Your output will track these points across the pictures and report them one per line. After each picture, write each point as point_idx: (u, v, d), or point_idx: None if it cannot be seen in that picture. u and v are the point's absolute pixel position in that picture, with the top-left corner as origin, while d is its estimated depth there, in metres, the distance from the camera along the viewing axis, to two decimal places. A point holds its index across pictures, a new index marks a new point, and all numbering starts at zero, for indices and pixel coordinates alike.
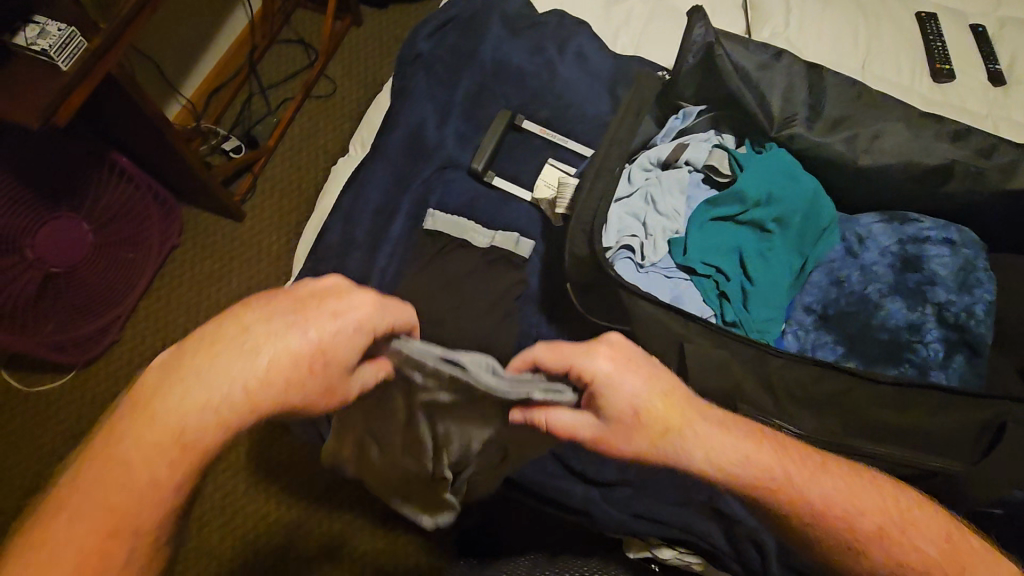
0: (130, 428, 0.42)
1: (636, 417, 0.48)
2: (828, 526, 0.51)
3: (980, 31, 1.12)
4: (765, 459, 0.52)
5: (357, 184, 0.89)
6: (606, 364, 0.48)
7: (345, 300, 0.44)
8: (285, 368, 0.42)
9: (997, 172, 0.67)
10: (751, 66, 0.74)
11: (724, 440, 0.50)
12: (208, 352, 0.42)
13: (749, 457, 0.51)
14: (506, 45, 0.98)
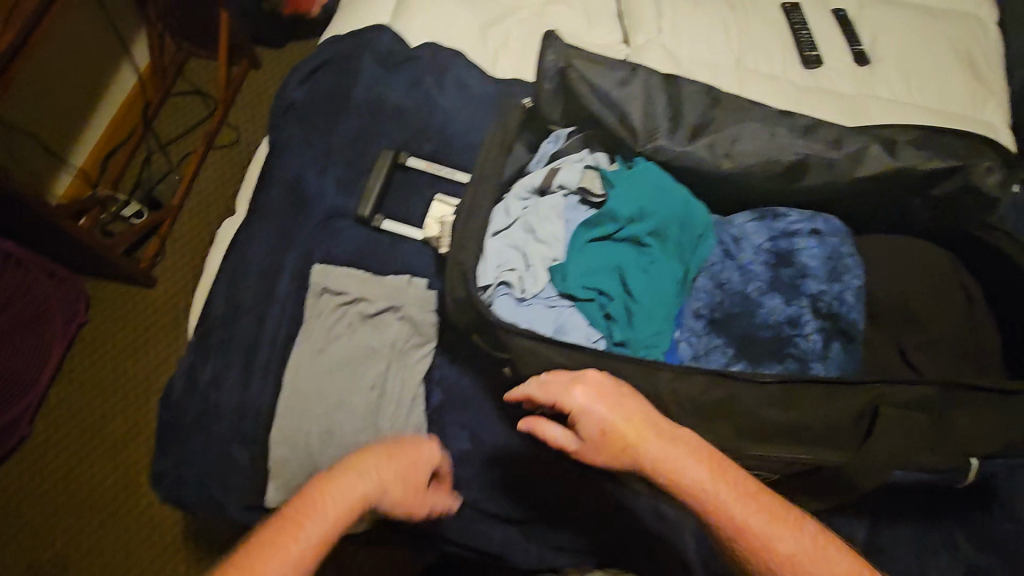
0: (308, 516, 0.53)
1: (602, 434, 0.55)
2: (739, 535, 0.52)
3: (841, 15, 1.17)
4: (690, 470, 0.54)
5: (238, 248, 0.86)
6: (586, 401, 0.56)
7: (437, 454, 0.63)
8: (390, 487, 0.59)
9: (848, 161, 0.70)
10: (607, 83, 0.74)
11: (673, 454, 0.55)
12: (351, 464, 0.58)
13: (684, 462, 0.54)
14: (380, 83, 0.96)
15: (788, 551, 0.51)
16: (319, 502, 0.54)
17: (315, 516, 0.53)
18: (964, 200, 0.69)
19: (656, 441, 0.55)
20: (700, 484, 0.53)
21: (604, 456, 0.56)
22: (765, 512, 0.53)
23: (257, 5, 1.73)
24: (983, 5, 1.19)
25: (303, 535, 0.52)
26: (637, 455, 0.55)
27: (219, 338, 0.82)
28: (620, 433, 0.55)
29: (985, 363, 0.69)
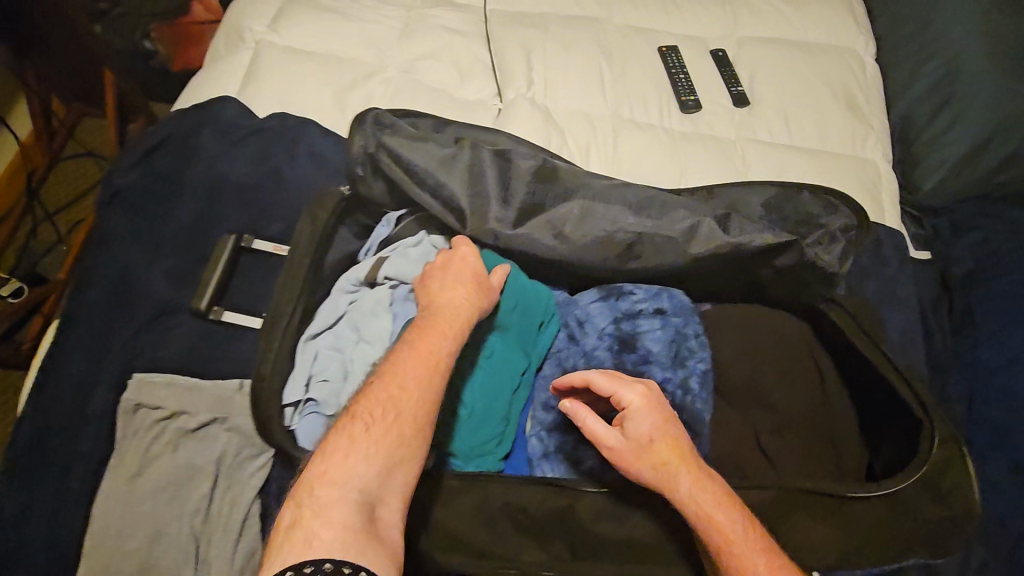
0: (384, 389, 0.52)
1: (648, 443, 0.53)
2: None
3: (720, 55, 1.14)
4: (688, 482, 0.52)
5: (53, 358, 0.78)
6: (633, 398, 0.55)
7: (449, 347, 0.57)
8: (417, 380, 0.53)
9: (680, 238, 0.66)
10: (428, 166, 0.68)
11: (697, 478, 0.52)
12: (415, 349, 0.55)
13: (711, 505, 0.51)
14: (221, 162, 0.90)
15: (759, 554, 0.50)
16: (417, 337, 0.56)
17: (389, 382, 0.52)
18: (803, 271, 0.66)
19: (686, 459, 0.53)
20: (700, 493, 0.52)
21: (636, 460, 0.53)
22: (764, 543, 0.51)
23: (144, 62, 1.65)
24: (862, 37, 1.18)
25: (411, 390, 0.52)
26: (666, 470, 0.52)
27: (28, 463, 0.74)
28: (663, 437, 0.54)
29: (842, 447, 0.63)
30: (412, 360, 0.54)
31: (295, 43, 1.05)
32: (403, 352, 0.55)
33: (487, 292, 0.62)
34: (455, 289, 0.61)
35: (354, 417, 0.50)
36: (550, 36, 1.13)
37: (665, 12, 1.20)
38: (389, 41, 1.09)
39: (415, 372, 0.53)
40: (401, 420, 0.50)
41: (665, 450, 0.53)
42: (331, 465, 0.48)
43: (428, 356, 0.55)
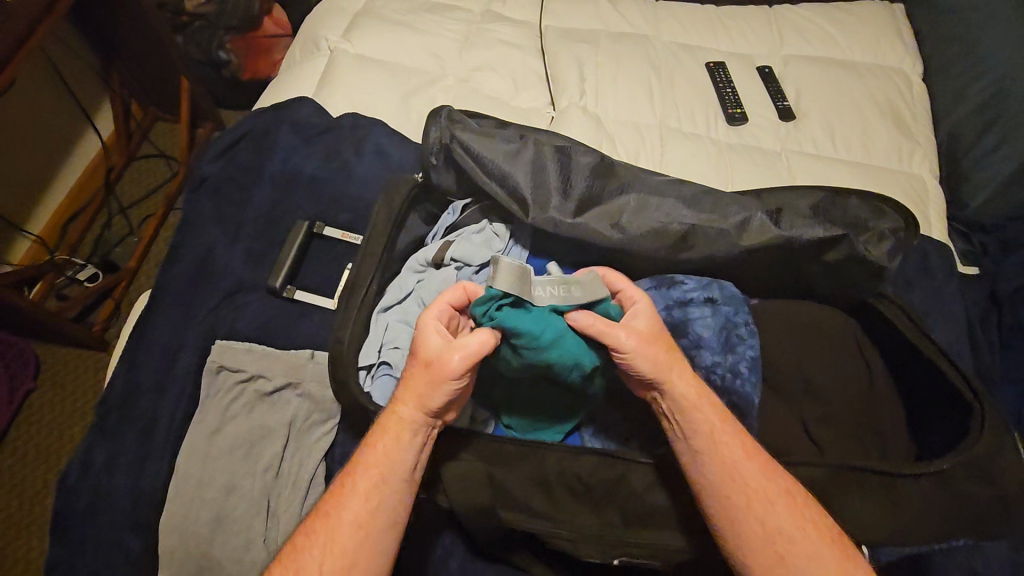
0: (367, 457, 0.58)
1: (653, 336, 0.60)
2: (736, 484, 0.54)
3: (766, 72, 1.19)
4: (685, 379, 0.58)
5: (142, 324, 0.85)
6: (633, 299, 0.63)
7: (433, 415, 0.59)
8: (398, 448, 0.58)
9: (732, 231, 0.69)
10: (495, 157, 0.74)
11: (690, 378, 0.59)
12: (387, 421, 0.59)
13: (707, 412, 0.57)
14: (296, 155, 0.97)
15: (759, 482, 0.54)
16: (376, 434, 0.59)
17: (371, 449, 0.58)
18: (853, 266, 0.68)
19: (680, 362, 0.59)
20: (696, 394, 0.58)
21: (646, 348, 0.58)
22: (764, 470, 0.55)
23: (215, 71, 1.79)
24: (908, 57, 1.21)
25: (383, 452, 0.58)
26: (658, 359, 0.58)
27: (116, 418, 0.80)
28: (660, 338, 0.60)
29: (888, 435, 0.65)
30: (358, 463, 0.58)
31: (365, 52, 1.13)
32: (361, 448, 0.60)
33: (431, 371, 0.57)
34: (410, 369, 0.60)
35: (325, 500, 0.58)
36: (601, 50, 1.20)
37: (713, 31, 1.25)
38: (451, 52, 1.17)
39: (360, 476, 0.57)
40: (340, 525, 0.55)
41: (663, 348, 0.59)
42: (316, 537, 0.56)
43: (391, 451, 0.58)
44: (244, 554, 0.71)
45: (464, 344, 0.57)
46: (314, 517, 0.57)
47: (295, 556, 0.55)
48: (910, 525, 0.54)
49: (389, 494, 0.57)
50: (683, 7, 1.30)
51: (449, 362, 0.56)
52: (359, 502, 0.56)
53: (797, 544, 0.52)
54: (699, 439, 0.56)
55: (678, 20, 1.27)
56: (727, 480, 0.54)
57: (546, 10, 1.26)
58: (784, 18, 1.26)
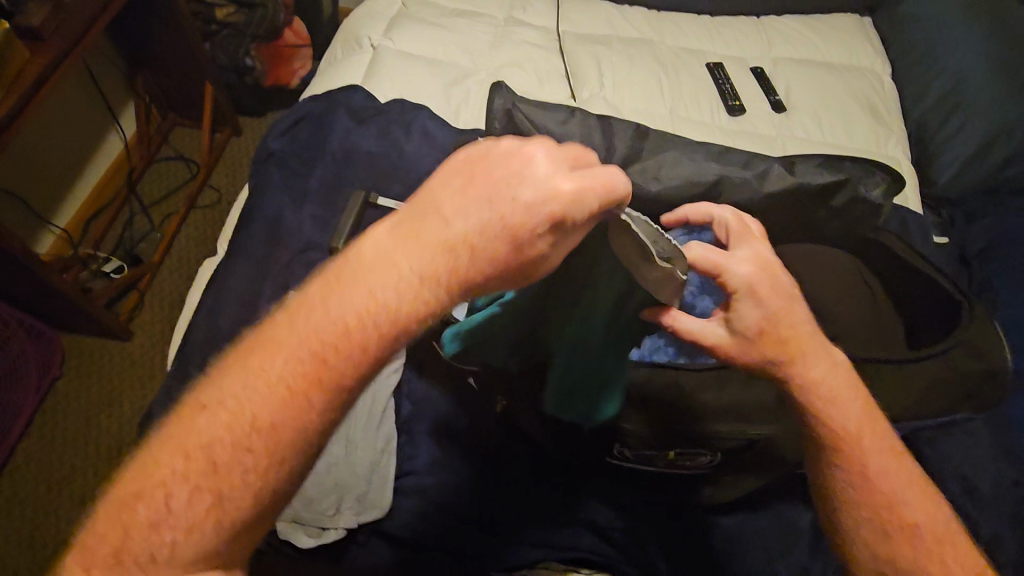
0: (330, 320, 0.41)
1: (762, 327, 0.60)
2: (854, 463, 0.60)
3: (759, 72, 1.34)
4: (818, 373, 0.61)
5: (219, 279, 0.92)
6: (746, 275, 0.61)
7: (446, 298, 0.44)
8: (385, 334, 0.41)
9: (755, 179, 0.81)
10: (548, 123, 0.85)
11: (823, 371, 0.61)
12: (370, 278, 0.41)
13: (835, 396, 0.61)
14: (353, 134, 1.08)
15: (889, 491, 0.60)
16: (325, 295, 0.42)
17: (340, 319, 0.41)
18: (857, 208, 0.82)
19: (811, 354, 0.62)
20: (829, 390, 0.61)
21: (755, 337, 0.60)
22: (885, 458, 0.61)
23: (239, 77, 1.89)
24: (878, 60, 1.39)
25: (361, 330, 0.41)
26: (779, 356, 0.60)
27: (199, 361, 0.87)
28: (774, 326, 0.61)
29: (890, 337, 0.79)
30: (297, 335, 0.41)
31: (405, 48, 1.25)
32: (305, 310, 0.42)
33: (524, 258, 0.42)
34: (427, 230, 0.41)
35: (240, 371, 0.41)
36: (614, 51, 1.34)
37: (710, 36, 1.41)
38: (481, 50, 1.29)
39: (300, 352, 0.41)
40: (260, 417, 0.40)
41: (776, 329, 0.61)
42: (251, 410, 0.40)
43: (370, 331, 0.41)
44: (330, 475, 0.79)
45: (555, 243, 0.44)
46: (219, 400, 0.41)
47: (190, 440, 0.40)
48: (914, 399, 0.68)
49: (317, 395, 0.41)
50: (682, 16, 1.47)
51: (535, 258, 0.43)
52: (299, 393, 0.40)
53: (912, 530, 0.59)
54: (829, 440, 0.60)
55: (679, 27, 1.43)
56: (853, 472, 0.60)
57: (562, 17, 1.41)
58: (771, 27, 1.44)
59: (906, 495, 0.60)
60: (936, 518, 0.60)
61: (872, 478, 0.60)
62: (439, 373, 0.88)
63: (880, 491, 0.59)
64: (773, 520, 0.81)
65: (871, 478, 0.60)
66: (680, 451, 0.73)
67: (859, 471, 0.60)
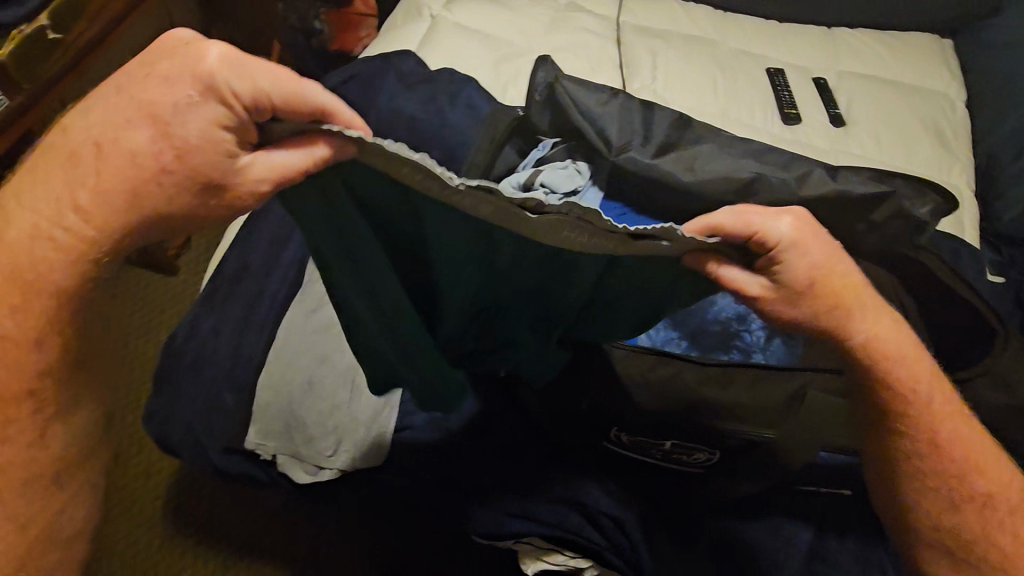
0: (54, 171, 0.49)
1: (811, 283, 0.53)
2: (925, 434, 0.60)
3: (821, 83, 1.30)
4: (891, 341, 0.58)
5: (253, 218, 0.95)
6: (783, 230, 0.52)
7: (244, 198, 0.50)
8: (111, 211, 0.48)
9: (795, 181, 0.79)
10: (590, 103, 0.85)
11: (886, 333, 0.58)
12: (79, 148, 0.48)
13: (902, 360, 0.59)
14: (399, 98, 1.10)
15: (963, 459, 0.61)
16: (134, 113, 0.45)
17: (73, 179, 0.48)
18: (895, 225, 0.78)
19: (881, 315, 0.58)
20: (899, 362, 0.59)
21: (808, 298, 0.54)
22: (958, 428, 0.62)
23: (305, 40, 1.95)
24: (953, 84, 1.32)
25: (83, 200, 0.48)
26: (838, 315, 0.55)
27: (223, 292, 0.90)
28: (825, 276, 0.54)
29: None
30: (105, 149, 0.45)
31: (462, 21, 1.26)
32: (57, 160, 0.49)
33: (205, 154, 0.44)
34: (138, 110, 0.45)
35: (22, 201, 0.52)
36: (672, 46, 1.32)
37: (774, 42, 1.37)
38: (537, 31, 1.29)
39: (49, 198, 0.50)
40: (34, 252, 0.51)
41: (825, 282, 0.54)
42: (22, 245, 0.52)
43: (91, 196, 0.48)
44: (333, 415, 0.82)
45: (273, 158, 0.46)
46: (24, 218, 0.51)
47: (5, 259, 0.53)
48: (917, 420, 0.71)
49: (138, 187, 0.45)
50: (748, 19, 1.43)
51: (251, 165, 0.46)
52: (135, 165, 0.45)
53: (982, 497, 0.62)
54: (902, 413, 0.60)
55: (743, 30, 1.39)
56: (926, 449, 0.61)
57: (624, 7, 1.39)
58: (840, 39, 1.39)
59: (981, 462, 0.62)
60: (1005, 479, 0.63)
61: (946, 452, 0.61)
62: None
63: (957, 462, 0.61)
64: (767, 533, 0.78)
65: (950, 456, 0.61)
66: (675, 444, 0.71)
67: (941, 440, 0.61)
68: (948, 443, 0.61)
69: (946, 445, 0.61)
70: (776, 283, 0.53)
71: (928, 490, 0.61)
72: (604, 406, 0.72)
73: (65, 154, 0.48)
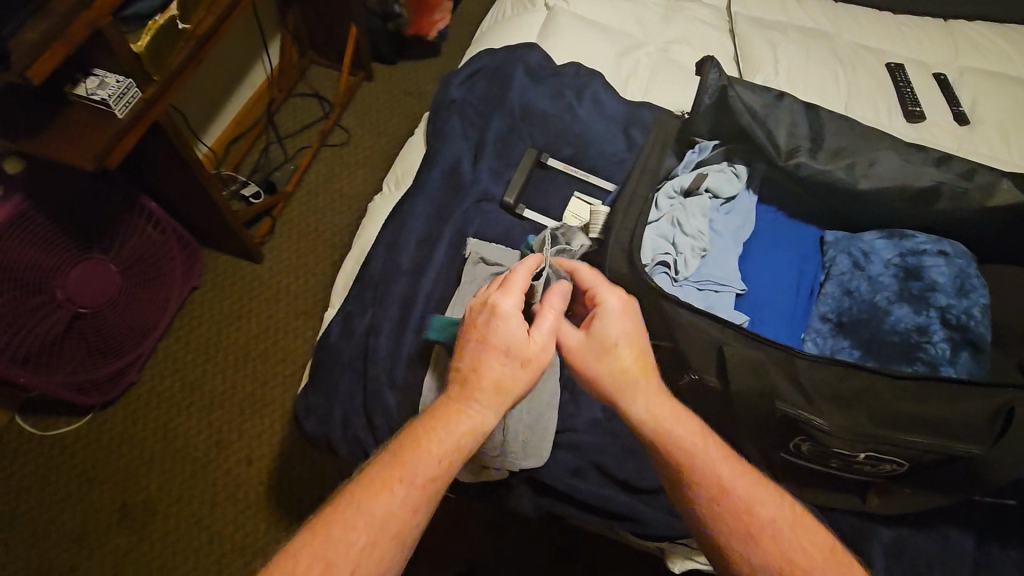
0: (422, 447, 0.59)
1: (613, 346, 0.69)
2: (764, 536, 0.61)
3: (943, 79, 1.26)
4: (770, 510, 0.63)
5: (400, 216, 0.96)
6: (613, 301, 0.70)
7: (498, 361, 0.65)
8: (444, 457, 0.60)
9: (979, 192, 0.78)
10: (760, 107, 0.84)
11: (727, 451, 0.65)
12: (440, 420, 0.62)
13: (721, 461, 0.65)
14: (531, 92, 1.08)
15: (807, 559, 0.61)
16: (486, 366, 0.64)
17: (436, 439, 0.60)
18: None
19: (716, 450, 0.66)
20: (775, 528, 0.62)
21: (602, 360, 0.68)
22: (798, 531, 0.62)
23: (382, 24, 1.93)
24: None
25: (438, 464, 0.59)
26: (633, 384, 0.68)
27: (379, 291, 0.91)
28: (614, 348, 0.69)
29: None
30: (449, 421, 0.62)
31: (580, 11, 1.24)
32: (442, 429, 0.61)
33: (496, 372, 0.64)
34: (493, 358, 0.65)
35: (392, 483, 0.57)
36: (790, 38, 1.28)
37: (891, 35, 1.33)
38: (653, 22, 1.27)
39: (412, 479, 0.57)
40: (393, 507, 0.56)
41: (635, 367, 0.68)
42: (384, 500, 0.56)
43: (445, 447, 0.60)
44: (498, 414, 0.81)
45: (546, 325, 0.68)
46: (393, 488, 0.57)
47: (385, 504, 0.56)
48: None
49: (450, 477, 0.59)
50: (861, 11, 1.39)
51: (538, 350, 0.67)
52: (398, 517, 0.56)
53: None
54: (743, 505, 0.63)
55: (858, 22, 1.35)
56: (772, 540, 0.61)
57: None
58: (958, 32, 1.35)
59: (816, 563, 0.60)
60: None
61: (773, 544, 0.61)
62: None
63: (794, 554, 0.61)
64: (937, 542, 0.79)
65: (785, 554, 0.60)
66: (870, 455, 0.69)
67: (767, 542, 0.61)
68: (799, 551, 0.61)
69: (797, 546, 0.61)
70: (595, 336, 0.69)
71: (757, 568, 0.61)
72: (805, 419, 0.69)
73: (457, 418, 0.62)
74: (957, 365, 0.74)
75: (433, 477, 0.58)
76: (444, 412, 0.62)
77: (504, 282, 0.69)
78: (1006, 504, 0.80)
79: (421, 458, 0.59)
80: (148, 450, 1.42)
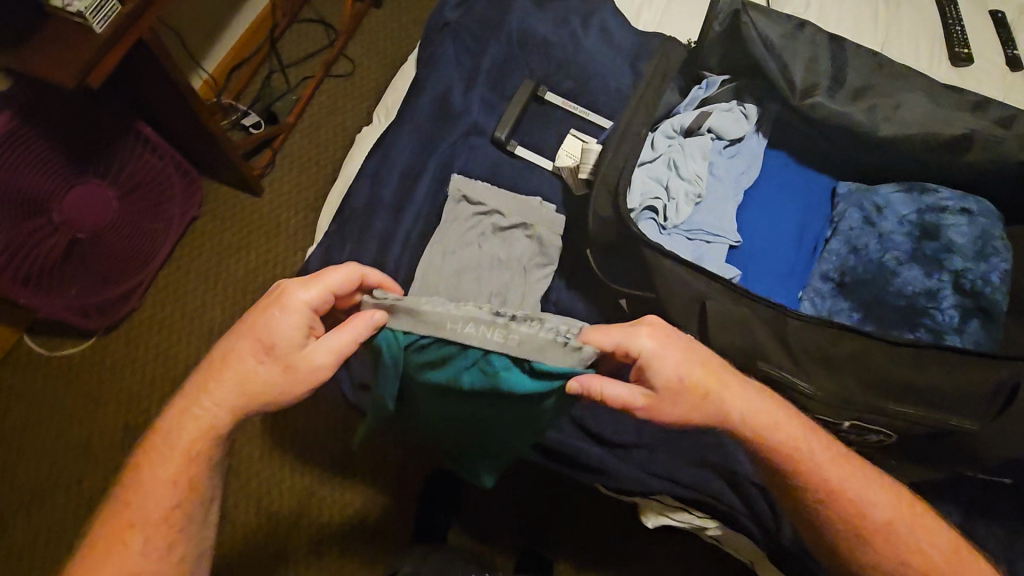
0: (149, 475, 0.57)
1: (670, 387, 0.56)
2: (864, 527, 0.58)
3: (1000, 17, 1.12)
4: (874, 500, 0.58)
5: (383, 148, 0.90)
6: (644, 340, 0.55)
7: (245, 358, 0.57)
8: (178, 477, 0.57)
9: (1013, 144, 0.70)
10: (775, 38, 0.74)
11: (784, 420, 0.60)
12: (162, 440, 0.58)
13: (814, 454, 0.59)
14: (531, 17, 0.99)
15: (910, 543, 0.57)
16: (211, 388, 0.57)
17: (159, 461, 0.57)
18: None
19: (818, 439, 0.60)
20: (880, 519, 0.58)
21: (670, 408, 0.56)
22: (899, 508, 0.59)
23: None
24: None
25: (175, 482, 0.57)
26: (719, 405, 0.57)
27: (357, 226, 0.87)
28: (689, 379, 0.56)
29: None
30: (171, 434, 0.58)
31: None
32: (167, 449, 0.57)
33: (255, 381, 0.56)
34: (247, 349, 0.57)
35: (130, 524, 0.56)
36: None
37: None
38: None
39: (151, 512, 0.56)
40: (138, 546, 0.56)
41: (706, 370, 0.56)
42: (115, 551, 0.55)
43: (173, 469, 0.57)
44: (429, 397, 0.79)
45: (330, 344, 0.56)
46: (132, 534, 0.56)
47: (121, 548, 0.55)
48: None
49: (194, 483, 0.58)
50: None
51: (310, 358, 0.56)
52: (142, 561, 0.55)
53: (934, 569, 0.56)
54: (829, 493, 0.58)
55: None
56: (874, 532, 0.58)
57: None
58: None
59: (915, 540, 0.58)
60: (945, 546, 0.58)
61: (879, 535, 0.57)
62: (589, 287, 0.84)
63: (900, 541, 0.57)
64: None
65: (881, 541, 0.57)
66: (854, 425, 0.66)
67: (879, 527, 0.58)
68: (900, 530, 0.58)
69: (894, 521, 0.58)
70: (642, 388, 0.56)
71: (876, 561, 0.57)
72: (787, 385, 0.65)
73: (171, 439, 0.57)
74: (965, 334, 0.68)
75: (170, 497, 0.57)
76: (170, 425, 0.58)
77: (317, 273, 0.58)
78: (990, 480, 0.76)
79: (148, 490, 0.57)
80: (149, 372, 1.46)
